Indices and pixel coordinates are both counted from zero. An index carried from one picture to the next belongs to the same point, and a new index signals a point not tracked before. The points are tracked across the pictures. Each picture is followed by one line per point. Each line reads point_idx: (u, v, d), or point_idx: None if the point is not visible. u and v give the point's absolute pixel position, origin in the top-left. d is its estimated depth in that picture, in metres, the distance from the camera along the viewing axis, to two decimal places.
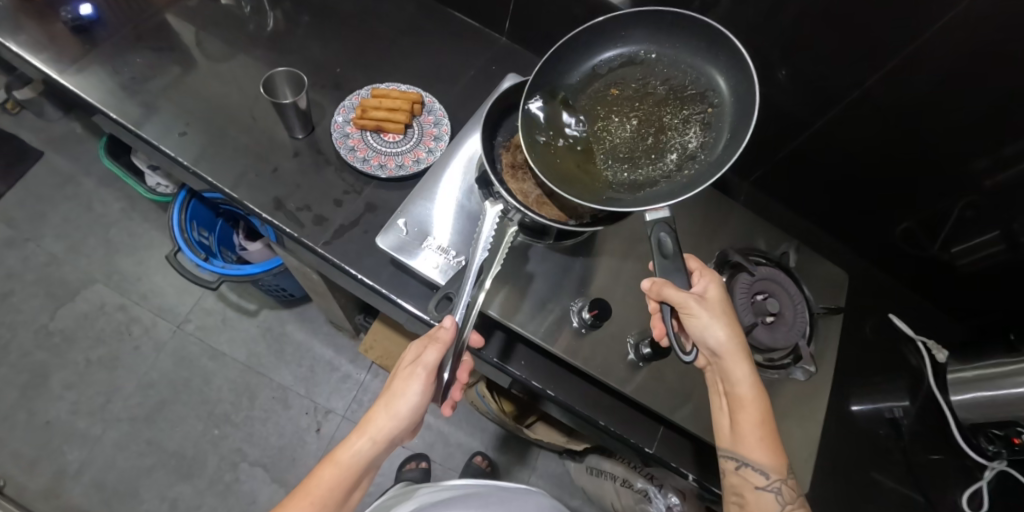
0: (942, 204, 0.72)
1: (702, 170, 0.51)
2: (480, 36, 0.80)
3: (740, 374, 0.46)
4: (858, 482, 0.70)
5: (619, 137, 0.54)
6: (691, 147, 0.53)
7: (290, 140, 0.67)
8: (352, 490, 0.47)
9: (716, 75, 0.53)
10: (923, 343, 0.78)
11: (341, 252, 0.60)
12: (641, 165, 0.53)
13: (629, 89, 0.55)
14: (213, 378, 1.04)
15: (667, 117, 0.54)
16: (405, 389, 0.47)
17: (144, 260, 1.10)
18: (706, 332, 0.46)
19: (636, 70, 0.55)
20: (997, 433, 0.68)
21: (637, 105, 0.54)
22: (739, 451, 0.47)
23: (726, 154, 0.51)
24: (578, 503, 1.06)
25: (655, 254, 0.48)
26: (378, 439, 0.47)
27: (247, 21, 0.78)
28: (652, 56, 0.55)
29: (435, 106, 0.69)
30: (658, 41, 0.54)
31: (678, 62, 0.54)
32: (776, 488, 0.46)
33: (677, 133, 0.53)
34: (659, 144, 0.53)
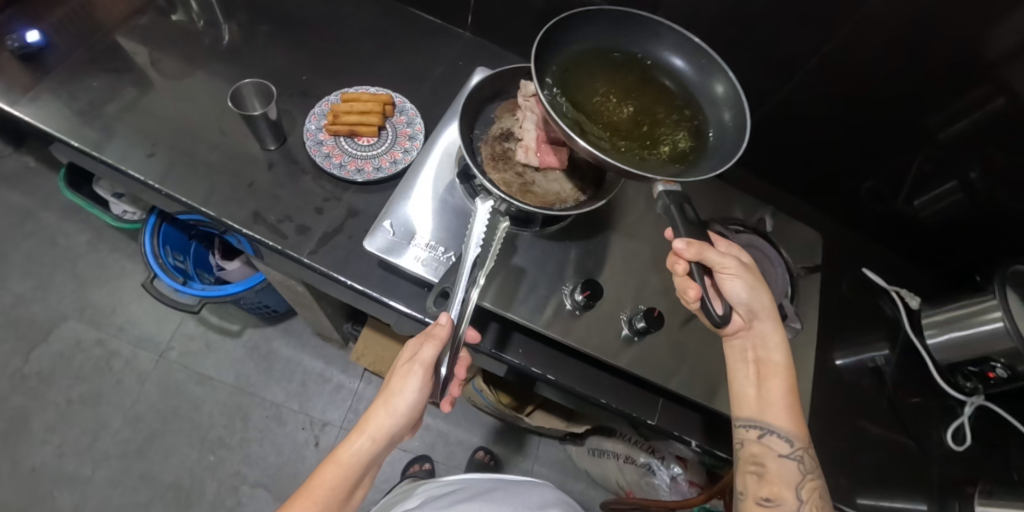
0: (903, 160, 0.75)
1: (691, 167, 0.49)
2: (443, 32, 0.80)
3: (775, 340, 0.50)
4: (849, 431, 0.73)
5: (614, 118, 0.52)
6: (681, 145, 0.51)
7: (262, 152, 0.66)
8: (355, 489, 0.48)
9: (708, 86, 0.53)
10: (897, 292, 0.82)
11: (328, 259, 0.60)
12: (636, 148, 0.50)
13: (625, 82, 0.54)
14: (202, 403, 1.02)
15: (658, 116, 0.53)
16: (403, 386, 0.47)
17: (118, 291, 1.07)
18: (745, 299, 0.48)
19: (630, 68, 0.55)
20: (972, 370, 0.73)
21: (633, 96, 0.53)
22: (765, 419, 0.49)
23: (715, 157, 0.49)
24: (582, 487, 1.07)
25: (682, 219, 0.46)
26: (379, 437, 0.47)
27: (202, 35, 0.76)
28: (647, 61, 0.55)
29: (407, 106, 0.69)
30: (657, 46, 0.55)
31: (673, 68, 0.55)
32: (798, 456, 0.48)
33: (667, 130, 0.52)
34: (651, 136, 0.51)
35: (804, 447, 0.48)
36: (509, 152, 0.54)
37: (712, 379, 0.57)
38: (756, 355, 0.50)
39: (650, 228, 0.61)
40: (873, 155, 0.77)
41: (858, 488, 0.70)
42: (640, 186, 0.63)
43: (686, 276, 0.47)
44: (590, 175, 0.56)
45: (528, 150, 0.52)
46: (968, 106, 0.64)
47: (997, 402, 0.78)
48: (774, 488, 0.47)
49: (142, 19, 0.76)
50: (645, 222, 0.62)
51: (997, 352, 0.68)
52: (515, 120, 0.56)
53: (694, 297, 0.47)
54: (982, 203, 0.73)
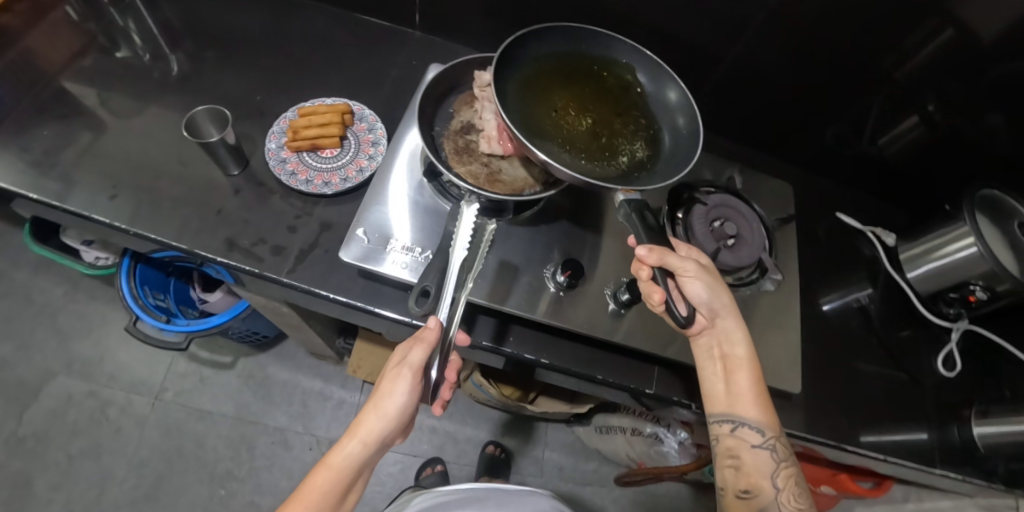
0: (864, 103, 0.77)
1: (649, 176, 0.52)
2: (392, 34, 0.80)
3: (737, 335, 0.52)
4: (844, 372, 0.75)
5: (574, 130, 0.54)
6: (639, 155, 0.54)
7: (226, 178, 0.65)
8: (347, 492, 0.48)
9: (662, 91, 0.57)
10: (873, 232, 0.84)
11: (308, 276, 0.59)
12: (596, 159, 0.52)
13: (581, 93, 0.56)
14: (206, 439, 0.99)
15: (616, 125, 0.55)
16: (392, 389, 0.47)
17: (102, 340, 1.04)
18: (707, 299, 0.51)
19: (586, 77, 0.57)
20: (954, 296, 0.76)
21: (591, 107, 0.56)
22: (735, 413, 0.51)
23: (672, 165, 0.53)
24: (595, 466, 1.09)
25: (642, 226, 0.49)
26: (370, 440, 0.47)
27: (150, 69, 0.75)
28: (602, 70, 0.58)
29: (366, 112, 0.68)
30: (611, 57, 0.58)
31: (628, 77, 0.58)
32: (771, 445, 0.50)
33: (625, 140, 0.55)
34: (611, 147, 0.54)
35: (775, 436, 0.50)
36: (473, 145, 0.54)
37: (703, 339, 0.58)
38: (721, 352, 0.52)
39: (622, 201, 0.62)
40: (834, 103, 0.79)
41: (862, 426, 0.71)
42: None
43: (650, 281, 0.50)
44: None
45: (491, 139, 0.52)
46: (920, 41, 0.66)
47: (980, 324, 0.81)
48: (750, 478, 0.50)
49: (85, 61, 0.74)
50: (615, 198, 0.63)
51: (974, 275, 0.71)
52: (474, 112, 0.56)
53: (659, 300, 0.49)
54: (941, 133, 0.76)
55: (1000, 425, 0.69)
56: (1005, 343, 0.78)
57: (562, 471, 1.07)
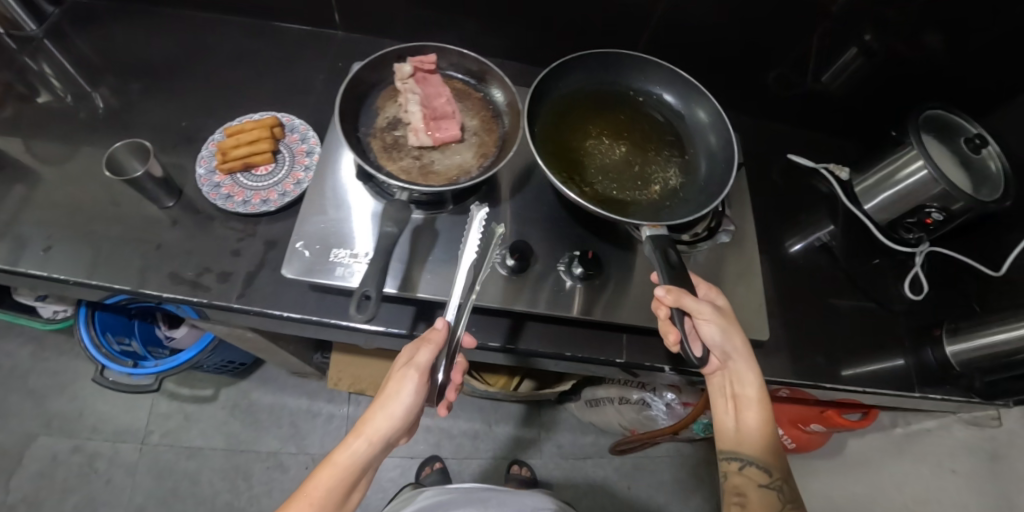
0: (805, 39, 0.77)
1: (677, 201, 0.62)
2: (314, 37, 0.77)
3: (749, 376, 0.53)
4: (816, 309, 0.76)
5: (611, 158, 0.64)
6: (671, 182, 0.63)
7: (162, 211, 0.63)
8: (350, 492, 0.47)
9: (693, 112, 0.68)
10: (825, 169, 0.85)
11: (258, 298, 0.58)
12: (629, 188, 0.61)
13: (619, 122, 0.67)
14: (200, 475, 0.98)
15: (650, 153, 0.65)
16: (397, 386, 0.46)
17: (77, 394, 1.01)
18: (720, 342, 0.51)
19: (625, 105, 0.69)
20: (912, 221, 0.76)
21: (627, 135, 0.66)
22: (742, 450, 0.52)
23: (702, 193, 0.62)
24: (593, 438, 1.10)
25: (664, 265, 0.51)
26: (375, 439, 0.47)
27: (75, 111, 0.72)
28: (639, 97, 0.70)
29: (296, 122, 0.67)
30: (647, 88, 0.70)
31: (662, 105, 0.69)
32: (777, 486, 0.51)
33: (660, 168, 0.64)
34: (645, 174, 0.63)
35: (781, 477, 0.51)
36: (401, 140, 0.53)
37: None
38: (733, 390, 0.54)
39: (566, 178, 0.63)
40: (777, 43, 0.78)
41: (840, 361, 0.72)
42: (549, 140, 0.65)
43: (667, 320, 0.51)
44: (489, 138, 0.55)
45: (418, 130, 0.51)
46: None
47: (940, 244, 0.82)
48: None
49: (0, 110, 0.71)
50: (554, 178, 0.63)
51: (930, 198, 0.71)
52: (399, 106, 0.55)
53: (674, 340, 0.50)
54: (882, 61, 0.77)
55: (971, 341, 0.70)
56: (969, 259, 0.79)
57: (560, 449, 1.08)
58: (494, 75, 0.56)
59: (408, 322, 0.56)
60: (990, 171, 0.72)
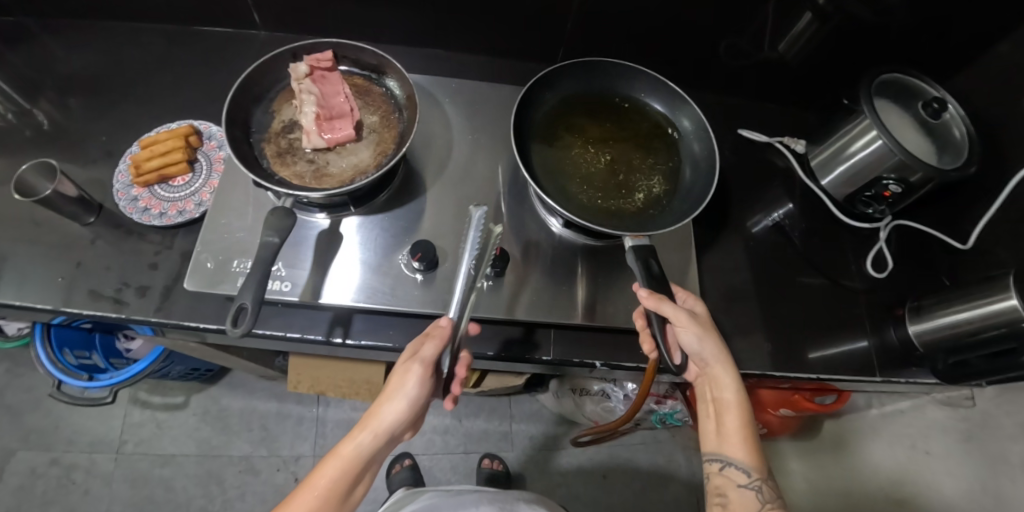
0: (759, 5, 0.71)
1: (662, 214, 0.53)
2: (237, 39, 0.76)
3: (726, 377, 0.50)
4: (771, 290, 0.72)
5: (592, 168, 0.55)
6: (655, 191, 0.55)
7: (82, 228, 0.62)
8: (354, 485, 0.46)
9: (679, 117, 0.58)
10: (781, 142, 0.80)
11: (175, 311, 0.57)
12: (611, 198, 0.53)
13: (602, 128, 0.57)
14: (175, 482, 0.99)
15: (635, 162, 0.56)
16: (401, 379, 0.45)
17: (53, 409, 1.03)
18: (697, 349, 0.50)
19: (608, 111, 0.59)
20: (869, 195, 0.72)
21: (611, 142, 0.57)
22: (724, 451, 0.50)
23: (688, 203, 0.54)
24: (566, 429, 1.08)
25: (643, 273, 0.48)
26: (381, 431, 0.46)
27: (16, 128, 0.71)
28: (624, 103, 0.60)
29: (213, 129, 0.65)
30: (633, 92, 0.60)
31: (648, 111, 0.59)
32: (756, 486, 0.49)
33: (643, 176, 0.56)
34: (627, 183, 0.55)
35: (761, 477, 0.49)
36: (295, 144, 0.51)
37: (582, 295, 0.56)
38: (712, 394, 0.52)
39: (487, 172, 0.61)
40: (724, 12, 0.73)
41: (796, 345, 0.69)
42: (471, 133, 0.63)
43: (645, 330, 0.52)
44: (388, 134, 0.53)
45: (309, 132, 0.50)
46: None
47: (904, 215, 0.78)
48: None
49: None
50: (473, 171, 0.61)
51: (886, 169, 0.67)
52: (295, 108, 0.53)
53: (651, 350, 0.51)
54: (833, 26, 0.72)
55: (934, 321, 0.66)
56: (934, 231, 0.74)
57: (533, 441, 1.07)
58: (391, 67, 0.55)
59: (324, 327, 0.55)
60: (953, 137, 0.67)
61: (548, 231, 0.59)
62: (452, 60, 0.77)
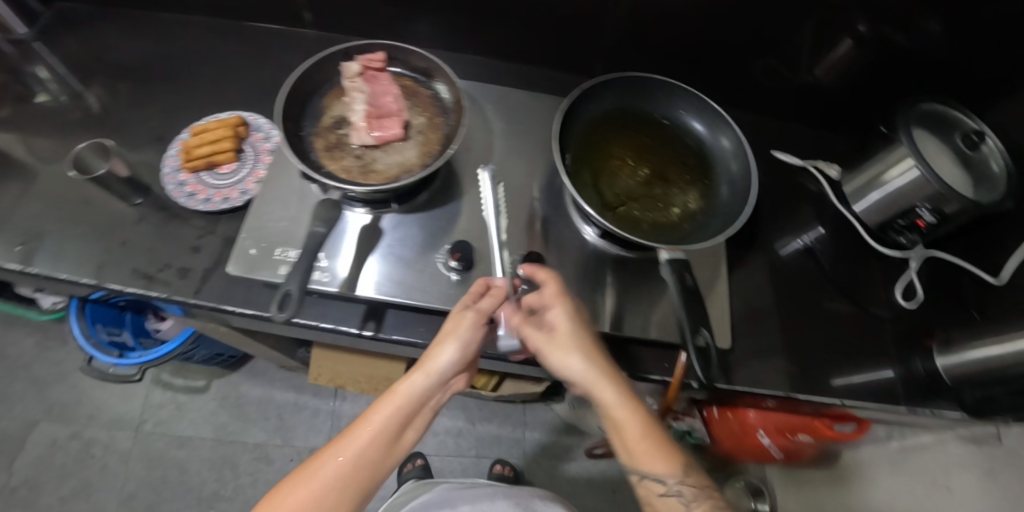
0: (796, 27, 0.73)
1: (696, 229, 0.54)
2: (287, 36, 0.79)
3: (605, 398, 0.47)
4: (799, 314, 0.72)
5: (631, 182, 0.56)
6: (691, 206, 0.55)
7: (129, 208, 0.64)
8: (405, 431, 0.47)
9: (719, 136, 0.58)
10: (815, 166, 0.81)
11: (213, 294, 0.58)
12: (648, 211, 0.54)
13: (642, 143, 0.58)
14: (189, 464, 1.00)
15: (672, 177, 0.57)
16: (457, 325, 0.48)
17: (78, 384, 1.05)
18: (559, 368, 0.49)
19: (649, 127, 0.59)
20: (904, 223, 0.71)
21: (649, 156, 0.57)
22: (635, 464, 0.48)
23: (723, 221, 0.54)
24: (578, 440, 1.08)
25: (679, 287, 0.48)
26: (434, 375, 0.47)
27: (74, 111, 0.74)
28: (664, 119, 0.60)
29: (261, 122, 0.68)
30: (674, 109, 0.60)
31: (689, 128, 0.59)
32: (678, 491, 0.47)
33: (679, 190, 0.56)
34: (664, 196, 0.56)
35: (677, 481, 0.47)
36: (344, 139, 0.53)
37: (609, 306, 0.57)
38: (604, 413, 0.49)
39: (524, 178, 0.62)
40: (764, 32, 0.74)
41: (820, 369, 0.68)
42: (511, 140, 0.64)
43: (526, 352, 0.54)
44: (433, 136, 0.55)
45: (359, 129, 0.52)
46: None
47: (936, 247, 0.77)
48: None
49: None
50: (510, 178, 0.62)
51: (922, 198, 0.66)
52: (345, 105, 0.55)
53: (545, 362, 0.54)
54: (875, 54, 0.73)
55: (960, 356, 0.64)
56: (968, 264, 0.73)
57: (545, 449, 1.06)
58: (440, 71, 0.57)
59: (356, 320, 0.56)
60: (992, 169, 0.66)
61: (579, 239, 0.60)
62: (492, 67, 0.79)
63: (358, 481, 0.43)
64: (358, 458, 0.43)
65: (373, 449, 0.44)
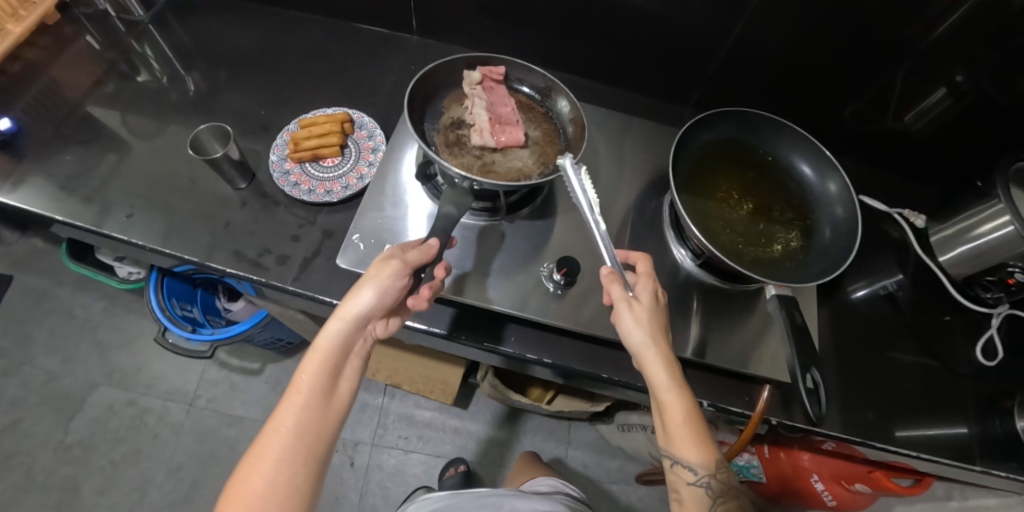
0: (888, 69, 0.71)
1: (799, 267, 0.55)
2: (391, 40, 0.83)
3: (661, 377, 0.46)
4: (877, 360, 0.71)
5: (736, 215, 0.57)
6: (793, 244, 0.56)
7: (234, 192, 0.67)
8: (337, 381, 0.47)
9: (825, 180, 0.59)
10: (901, 214, 0.79)
11: (311, 283, 0.60)
12: (752, 245, 0.55)
13: (747, 178, 0.60)
14: (237, 443, 1.02)
15: (775, 214, 0.58)
16: (378, 274, 0.46)
17: (139, 353, 1.09)
18: (631, 337, 0.47)
19: (754, 163, 0.61)
20: (990, 279, 0.70)
21: (754, 192, 0.59)
22: (671, 450, 0.46)
23: (826, 263, 0.54)
24: (620, 463, 1.07)
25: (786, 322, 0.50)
26: (350, 319, 0.46)
27: (185, 93, 0.78)
28: (768, 158, 0.62)
29: (365, 120, 0.70)
30: (781, 148, 0.61)
31: (793, 168, 0.61)
32: (706, 483, 0.46)
33: (781, 228, 0.57)
34: (766, 232, 0.57)
35: (709, 474, 0.45)
36: (464, 139, 0.57)
37: (695, 332, 0.56)
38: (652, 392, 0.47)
39: (618, 201, 0.63)
40: (855, 74, 0.73)
41: (897, 421, 0.67)
42: (608, 161, 0.66)
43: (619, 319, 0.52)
44: (549, 147, 0.59)
45: (483, 131, 0.55)
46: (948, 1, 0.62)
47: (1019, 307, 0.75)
48: None
49: (107, 85, 0.78)
50: (607, 199, 0.63)
51: (1014, 256, 0.65)
52: (463, 108, 0.58)
53: None
54: (970, 106, 0.71)
55: None
56: None
57: (586, 469, 1.06)
58: (559, 90, 0.60)
59: (448, 323, 0.58)
60: None
61: (670, 263, 0.60)
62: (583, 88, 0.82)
63: (310, 442, 0.45)
64: (296, 418, 0.44)
65: (312, 409, 0.45)
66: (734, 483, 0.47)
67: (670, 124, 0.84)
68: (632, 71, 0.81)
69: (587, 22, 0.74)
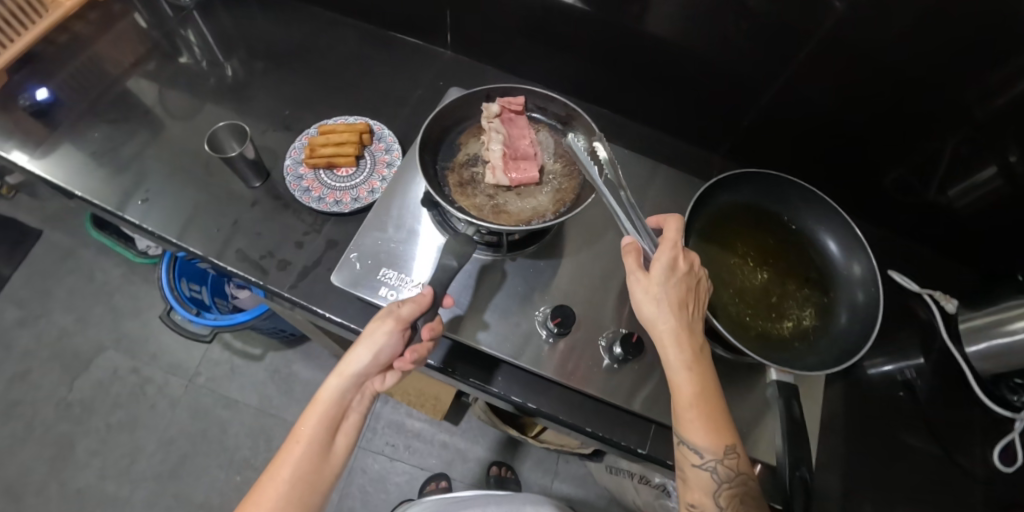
0: (937, 138, 0.65)
1: (809, 349, 0.51)
2: (424, 52, 0.83)
3: (670, 351, 0.43)
4: (886, 448, 0.66)
5: (750, 282, 0.55)
6: (805, 322, 0.53)
7: (247, 190, 0.67)
8: (335, 436, 0.47)
9: (850, 260, 0.56)
10: (930, 295, 0.75)
11: (307, 293, 0.60)
12: (762, 318, 0.53)
13: (766, 245, 0.58)
14: (229, 425, 1.04)
15: (791, 288, 0.55)
16: (375, 331, 0.46)
17: (148, 322, 1.12)
18: (644, 307, 0.45)
19: (775, 230, 0.59)
20: (1019, 381, 0.66)
21: (771, 262, 0.57)
22: (677, 427, 0.43)
23: (838, 351, 0.51)
24: (604, 503, 1.04)
25: (782, 412, 0.47)
26: (349, 376, 0.47)
27: (218, 82, 0.79)
28: (792, 226, 0.59)
29: (385, 132, 0.70)
30: (807, 218, 0.59)
31: (818, 240, 0.58)
32: (712, 467, 0.42)
33: (795, 304, 0.54)
34: (779, 306, 0.54)
35: (715, 458, 0.41)
36: (476, 178, 0.56)
37: None
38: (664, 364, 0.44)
39: None
40: (900, 138, 0.68)
41: None
42: None
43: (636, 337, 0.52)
44: (568, 180, 0.57)
45: (495, 172, 0.54)
46: (1011, 74, 0.55)
47: None
48: (694, 494, 0.43)
49: (145, 65, 0.80)
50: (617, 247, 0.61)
51: None
52: (480, 145, 0.58)
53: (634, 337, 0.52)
54: None
55: None
56: None
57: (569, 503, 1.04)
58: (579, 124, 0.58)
59: (439, 355, 0.57)
60: None
61: None
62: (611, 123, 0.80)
63: (303, 493, 0.44)
64: (291, 472, 0.44)
65: (308, 461, 0.45)
66: (749, 472, 0.43)
67: (697, 169, 0.81)
68: (664, 110, 0.79)
69: (622, 57, 0.73)
